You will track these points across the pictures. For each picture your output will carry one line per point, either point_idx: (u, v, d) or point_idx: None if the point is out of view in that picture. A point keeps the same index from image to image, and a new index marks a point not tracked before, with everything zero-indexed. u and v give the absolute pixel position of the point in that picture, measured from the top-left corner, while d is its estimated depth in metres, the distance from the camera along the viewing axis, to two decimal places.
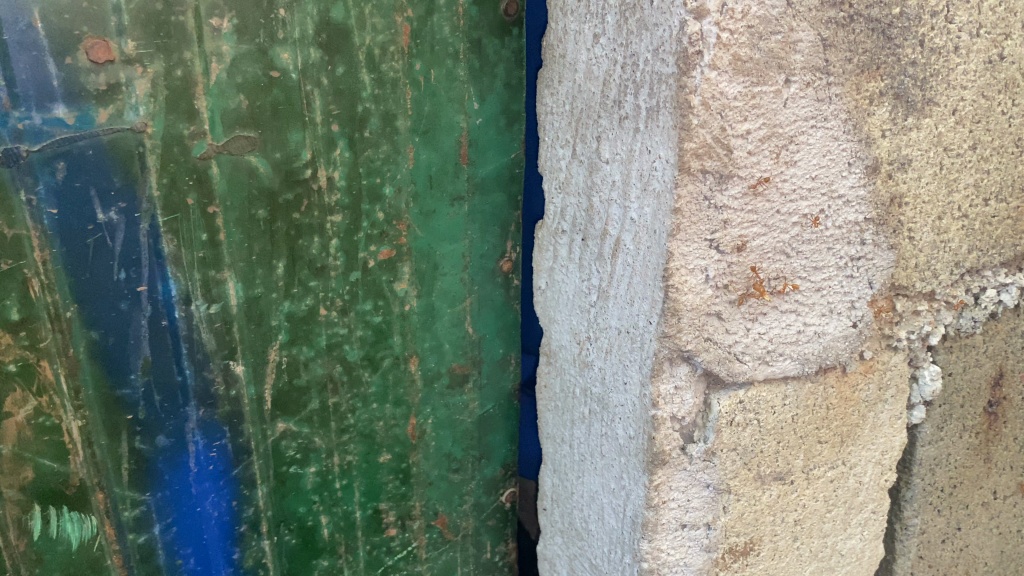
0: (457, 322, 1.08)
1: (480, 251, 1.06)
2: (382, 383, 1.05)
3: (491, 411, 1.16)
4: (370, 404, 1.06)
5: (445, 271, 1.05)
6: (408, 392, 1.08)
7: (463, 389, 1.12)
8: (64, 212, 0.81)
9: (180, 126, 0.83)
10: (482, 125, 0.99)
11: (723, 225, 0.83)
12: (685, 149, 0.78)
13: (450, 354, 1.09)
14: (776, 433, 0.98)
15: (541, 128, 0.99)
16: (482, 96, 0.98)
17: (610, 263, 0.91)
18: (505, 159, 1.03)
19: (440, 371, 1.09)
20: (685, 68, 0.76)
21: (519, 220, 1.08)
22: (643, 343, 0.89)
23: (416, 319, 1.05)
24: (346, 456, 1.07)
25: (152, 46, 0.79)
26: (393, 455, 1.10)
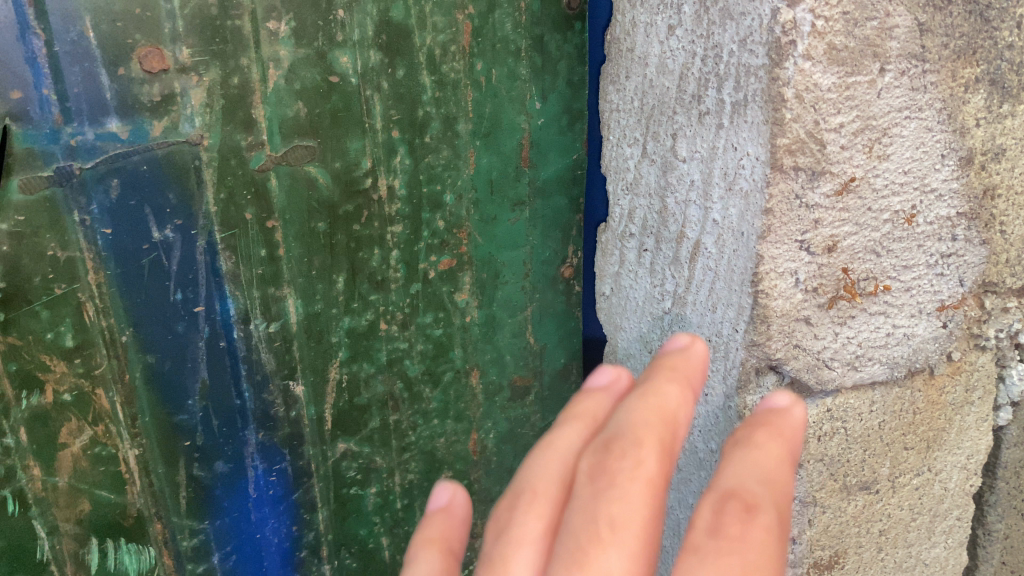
0: (518, 332, 1.04)
1: (541, 258, 1.02)
2: (443, 398, 1.01)
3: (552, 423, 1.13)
4: (431, 420, 1.02)
5: (506, 279, 1.00)
6: (469, 406, 1.04)
7: (524, 402, 1.08)
8: (119, 231, 0.77)
9: (237, 138, 0.79)
10: (543, 126, 0.96)
11: (814, 224, 0.79)
12: (778, 145, 0.73)
13: (511, 367, 1.05)
14: (863, 441, 0.93)
15: (605, 126, 0.94)
16: (543, 95, 0.94)
17: (688, 267, 0.86)
18: (568, 160, 0.99)
19: (501, 385, 1.05)
20: (777, 59, 0.71)
21: (580, 224, 1.04)
22: (729, 352, 0.84)
23: (477, 330, 1.00)
24: (407, 475, 1.03)
25: (207, 53, 0.75)
26: (454, 472, 1.06)
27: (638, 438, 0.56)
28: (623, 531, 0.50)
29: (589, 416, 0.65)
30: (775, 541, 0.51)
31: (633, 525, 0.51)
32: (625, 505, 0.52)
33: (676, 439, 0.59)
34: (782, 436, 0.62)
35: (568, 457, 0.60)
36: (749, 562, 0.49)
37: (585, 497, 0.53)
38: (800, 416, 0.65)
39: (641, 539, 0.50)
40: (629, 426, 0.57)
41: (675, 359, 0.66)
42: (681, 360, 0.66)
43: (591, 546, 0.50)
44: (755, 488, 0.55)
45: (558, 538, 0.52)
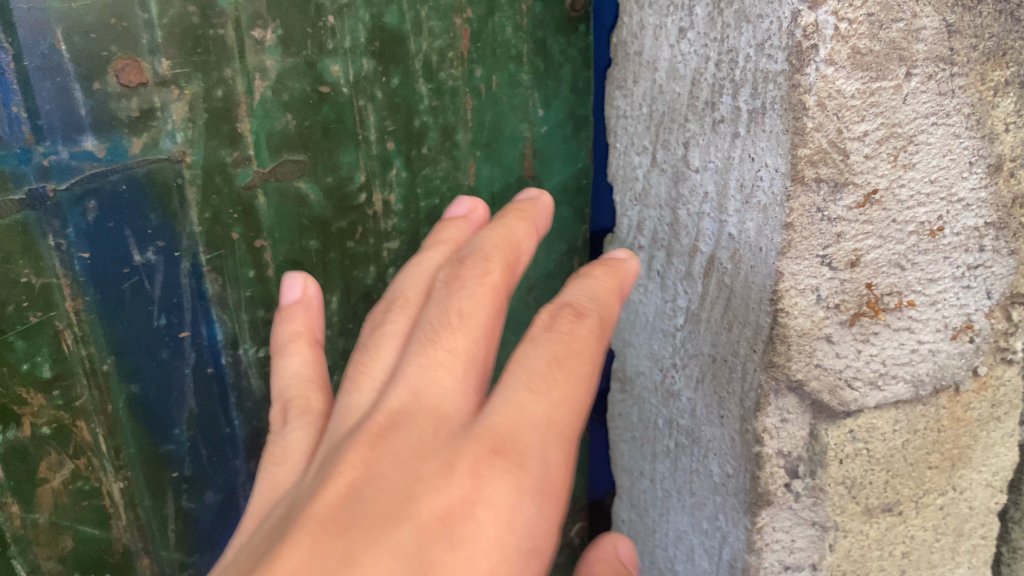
0: None
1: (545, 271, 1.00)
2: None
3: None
4: None
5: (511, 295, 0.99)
6: None
7: None
8: (97, 255, 0.73)
9: (222, 153, 0.75)
10: (547, 134, 0.92)
11: (836, 238, 0.74)
12: (799, 156, 0.68)
13: None
14: (885, 461, 0.88)
15: (611, 133, 0.90)
16: (547, 101, 0.91)
17: (701, 283, 0.81)
18: (573, 169, 0.96)
19: None
20: (798, 65, 0.66)
21: (587, 235, 1.02)
22: (746, 373, 0.79)
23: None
24: None
25: (189, 64, 0.70)
26: None
27: (489, 253, 0.65)
28: (464, 331, 0.60)
29: (443, 238, 0.72)
30: (597, 338, 0.62)
31: (466, 315, 0.61)
32: (463, 297, 0.62)
33: (519, 263, 0.67)
34: (615, 274, 0.68)
35: (428, 272, 0.69)
36: (574, 350, 0.60)
37: (440, 301, 0.63)
38: (635, 267, 0.72)
39: (482, 330, 0.61)
40: (478, 242, 0.67)
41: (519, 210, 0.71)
42: (524, 216, 0.70)
43: (442, 330, 0.60)
44: (591, 302, 0.65)
45: (412, 338, 0.62)
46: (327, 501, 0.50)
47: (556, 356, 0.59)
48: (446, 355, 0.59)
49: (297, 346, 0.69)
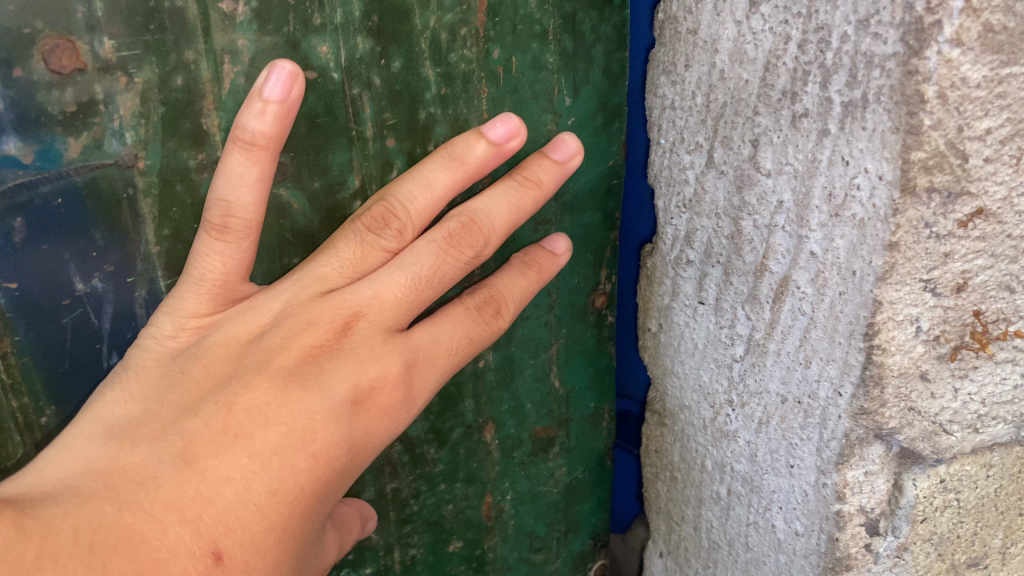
0: (539, 376, 0.90)
1: (568, 286, 0.87)
2: (451, 458, 0.89)
3: (580, 477, 1.01)
4: (436, 486, 0.89)
5: (527, 315, 0.85)
6: (482, 466, 0.92)
7: (548, 455, 0.96)
8: (29, 285, 0.58)
9: (183, 155, 0.60)
10: (575, 127, 0.78)
11: (943, 259, 0.60)
12: (912, 161, 0.54)
13: (532, 417, 0.92)
14: (976, 512, 0.75)
15: (654, 127, 0.76)
16: (575, 87, 0.76)
17: (769, 309, 0.68)
18: (602, 168, 0.82)
19: (520, 438, 0.93)
20: (915, 47, 0.51)
21: (616, 243, 0.87)
22: (826, 420, 0.66)
23: (492, 377, 0.87)
24: (409, 549, 0.91)
25: (139, 45, 0.56)
26: (465, 542, 0.95)
27: (491, 224, 0.69)
28: (433, 281, 0.67)
29: (460, 154, 0.67)
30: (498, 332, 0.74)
31: (442, 278, 0.68)
32: (449, 264, 0.68)
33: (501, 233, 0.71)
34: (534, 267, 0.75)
35: (437, 189, 0.67)
36: (481, 340, 0.72)
37: (434, 248, 0.67)
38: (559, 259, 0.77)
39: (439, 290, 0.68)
40: (486, 210, 0.69)
41: (544, 168, 0.71)
42: (547, 169, 0.71)
43: (422, 280, 0.67)
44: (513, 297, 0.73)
45: (396, 261, 0.67)
46: (291, 347, 0.62)
47: (471, 334, 0.70)
48: (425, 296, 0.67)
49: (252, 159, 0.59)
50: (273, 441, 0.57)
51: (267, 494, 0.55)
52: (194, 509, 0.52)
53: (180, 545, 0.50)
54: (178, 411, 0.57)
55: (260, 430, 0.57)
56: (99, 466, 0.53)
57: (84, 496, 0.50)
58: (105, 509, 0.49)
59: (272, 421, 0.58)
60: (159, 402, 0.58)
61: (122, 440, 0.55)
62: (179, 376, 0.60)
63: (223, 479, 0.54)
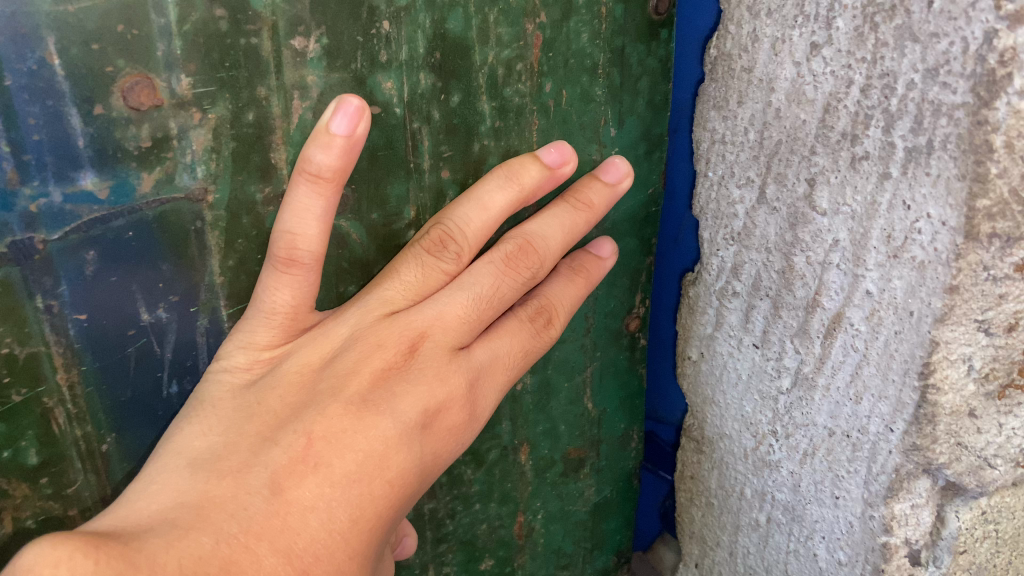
0: (574, 398, 0.90)
1: (605, 309, 0.87)
2: (488, 479, 0.88)
3: (606, 496, 1.01)
4: (472, 505, 0.89)
5: (566, 339, 0.85)
6: (515, 486, 0.91)
7: (578, 475, 0.96)
8: (98, 316, 0.58)
9: (250, 189, 0.60)
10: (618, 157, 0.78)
11: (998, 301, 0.61)
12: (976, 208, 0.55)
13: (565, 438, 0.92)
14: (1010, 543, 0.76)
15: (699, 160, 0.77)
16: (620, 119, 0.77)
17: (820, 344, 0.69)
18: (642, 195, 0.82)
19: (553, 459, 0.93)
20: (986, 98, 0.53)
21: (651, 268, 0.88)
22: (875, 454, 0.67)
23: (530, 398, 0.86)
24: (443, 567, 0.90)
25: (214, 82, 0.56)
26: (496, 560, 0.95)
27: (546, 244, 0.70)
28: (492, 302, 0.68)
29: (515, 173, 0.67)
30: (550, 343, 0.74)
31: (501, 299, 0.68)
32: (507, 285, 0.68)
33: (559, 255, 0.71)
34: (581, 276, 0.74)
35: (496, 214, 0.68)
36: (535, 353, 0.71)
37: (492, 269, 0.68)
38: (603, 267, 0.76)
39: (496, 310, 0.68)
40: (541, 232, 0.70)
41: (596, 190, 0.72)
42: (599, 191, 0.72)
43: (481, 303, 0.67)
44: (563, 308, 0.73)
45: (456, 283, 0.67)
46: (362, 372, 0.61)
47: (525, 349, 0.70)
48: (485, 316, 0.67)
49: (319, 189, 0.58)
50: (352, 468, 0.56)
51: (349, 521, 0.54)
52: (285, 539, 0.51)
53: None
54: (256, 439, 0.56)
55: (340, 456, 0.56)
56: (188, 499, 0.51)
57: (181, 527, 0.48)
58: (205, 541, 0.48)
59: (348, 445, 0.56)
60: (237, 431, 0.57)
61: (205, 472, 0.53)
62: (254, 405, 0.59)
63: (309, 506, 0.53)
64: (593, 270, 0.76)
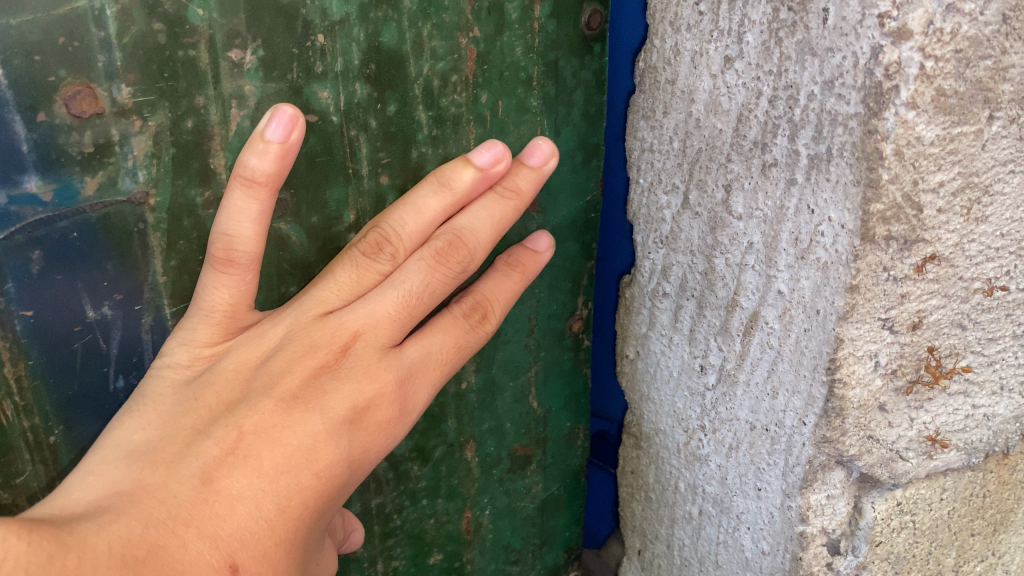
0: (519, 397, 0.93)
1: (548, 311, 0.90)
2: (434, 475, 0.91)
3: (555, 492, 1.04)
4: (418, 500, 0.91)
5: (508, 339, 0.89)
6: (462, 482, 0.94)
7: (526, 472, 1.00)
8: (44, 313, 0.61)
9: (191, 193, 0.63)
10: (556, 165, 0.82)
11: (900, 300, 0.65)
12: (871, 212, 0.59)
13: (512, 436, 0.95)
14: (930, 533, 0.80)
15: (633, 168, 0.81)
16: (557, 129, 0.80)
17: (740, 342, 0.72)
18: (582, 202, 0.86)
19: (499, 456, 0.96)
20: (876, 108, 0.57)
21: (592, 271, 0.92)
22: (792, 446, 0.70)
23: (474, 396, 0.90)
24: (392, 561, 0.92)
25: (153, 91, 0.59)
26: (445, 555, 0.97)
27: (475, 240, 0.71)
28: (424, 299, 0.69)
29: (449, 178, 0.70)
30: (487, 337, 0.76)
31: (432, 295, 0.70)
32: (439, 283, 0.70)
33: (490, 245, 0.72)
34: (518, 271, 0.77)
35: (429, 217, 0.70)
36: (470, 348, 0.74)
37: (423, 265, 0.69)
38: (544, 261, 0.79)
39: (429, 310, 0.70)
40: (471, 225, 0.71)
41: (524, 178, 0.72)
42: (527, 177, 0.72)
43: (413, 301, 0.69)
44: (499, 303, 0.75)
45: (388, 280, 0.69)
46: (295, 370, 0.64)
47: (460, 343, 0.73)
48: (415, 312, 0.69)
49: (255, 191, 0.61)
50: (278, 460, 0.59)
51: (276, 510, 0.57)
52: (212, 525, 0.54)
53: (201, 559, 0.52)
54: (188, 435, 0.59)
55: (268, 450, 0.59)
56: (122, 488, 0.54)
57: (112, 513, 0.51)
58: (134, 525, 0.51)
59: (277, 440, 0.59)
60: (173, 425, 0.60)
61: (139, 463, 0.56)
62: (191, 401, 0.62)
63: (237, 496, 0.56)
64: (529, 263, 0.78)
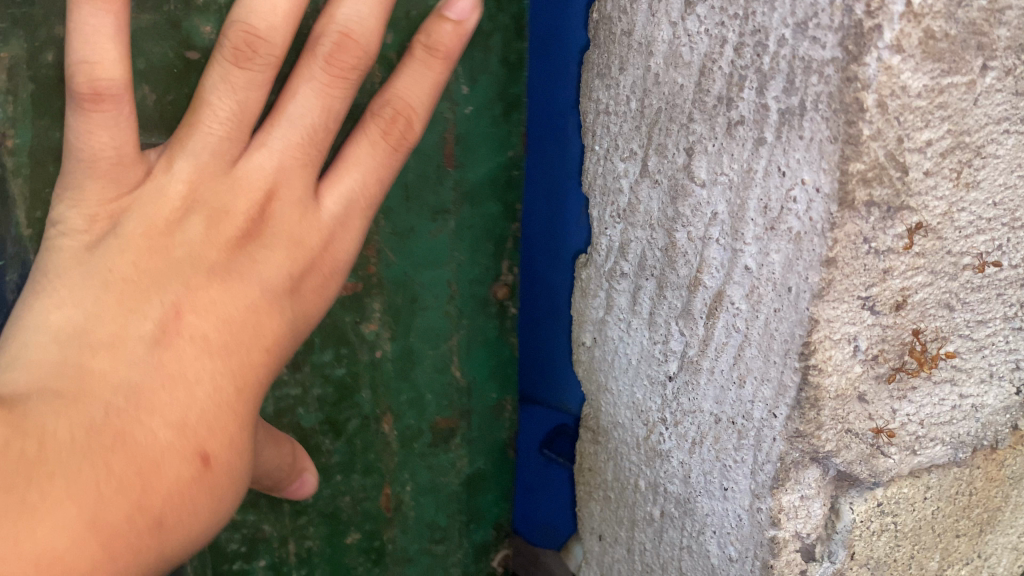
0: (442, 367, 0.89)
1: (469, 275, 0.86)
2: (348, 448, 0.87)
3: (482, 467, 0.96)
4: (332, 476, 0.88)
5: (425, 304, 0.85)
6: (380, 458, 0.90)
7: (448, 446, 0.93)
8: None
9: (55, 134, 0.65)
10: (473, 116, 0.80)
11: (882, 275, 0.58)
12: (851, 173, 0.52)
13: (433, 408, 0.90)
14: (913, 536, 0.73)
15: (589, 133, 0.73)
16: (472, 77, 0.78)
17: (703, 324, 0.65)
18: (502, 158, 0.83)
19: (421, 429, 0.91)
20: (854, 52, 0.49)
21: (518, 236, 0.88)
22: (761, 442, 0.63)
23: (392, 366, 0.86)
24: (303, 541, 0.89)
25: (6, 19, 0.61)
26: (362, 535, 0.92)
27: (364, 48, 0.66)
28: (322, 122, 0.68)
29: (347, 25, 0.66)
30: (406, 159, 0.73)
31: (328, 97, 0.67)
32: (334, 98, 0.67)
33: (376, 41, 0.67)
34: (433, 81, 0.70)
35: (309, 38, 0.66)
36: None
37: (316, 88, 0.66)
38: (470, 22, 0.68)
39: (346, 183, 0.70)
40: (358, 18, 0.66)
41: (444, 33, 0.67)
42: (445, 32, 0.67)
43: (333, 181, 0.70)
44: (415, 100, 0.70)
45: (279, 109, 0.67)
46: (217, 238, 0.64)
47: (383, 178, 0.72)
48: (319, 141, 0.68)
49: (100, 107, 0.60)
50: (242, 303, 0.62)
51: (235, 391, 0.58)
52: (178, 412, 0.54)
53: (169, 447, 0.53)
54: (117, 305, 0.57)
55: (210, 325, 0.59)
56: (64, 371, 0.53)
57: (64, 398, 0.51)
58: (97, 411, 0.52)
59: (214, 311, 0.60)
60: (95, 302, 0.57)
61: (79, 346, 0.55)
62: (105, 274, 0.59)
63: (193, 380, 0.56)
64: (453, 49, 0.69)
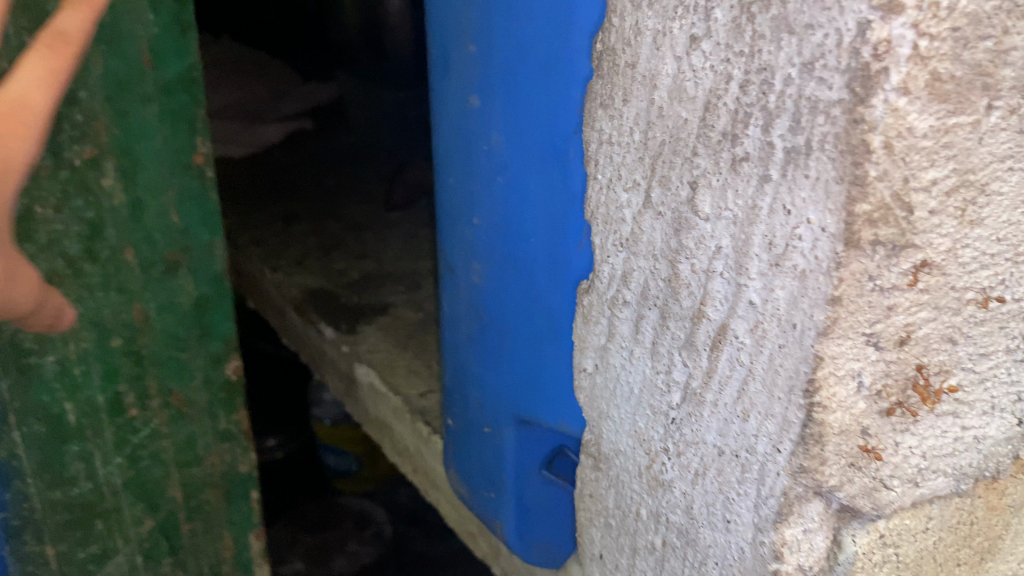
0: (163, 212, 1.06)
1: (173, 148, 1.04)
2: (104, 273, 1.04)
3: (216, 299, 1.15)
4: (92, 292, 1.04)
5: (154, 132, 1.02)
6: (126, 278, 1.06)
7: (176, 274, 1.10)
8: None
9: None
10: (159, 34, 0.97)
11: (886, 312, 0.58)
12: (856, 214, 0.51)
13: (162, 244, 1.08)
14: (914, 567, 0.73)
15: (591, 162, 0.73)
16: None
17: (706, 358, 0.65)
18: (184, 65, 1.00)
19: (157, 261, 1.08)
20: (862, 95, 0.49)
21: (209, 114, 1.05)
22: (765, 476, 0.63)
23: (125, 214, 1.03)
24: (74, 344, 1.05)
25: None
26: (121, 341, 1.09)
27: None
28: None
29: None
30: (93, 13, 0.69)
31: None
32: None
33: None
34: None
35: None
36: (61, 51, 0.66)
37: None
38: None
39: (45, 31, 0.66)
40: None
41: None
42: None
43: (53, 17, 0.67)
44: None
45: None
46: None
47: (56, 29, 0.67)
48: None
49: None
50: (69, 65, 0.67)
51: None
52: None
53: None
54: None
55: None
56: None
57: None
58: None
59: None
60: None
61: None
62: None
63: None
64: None
